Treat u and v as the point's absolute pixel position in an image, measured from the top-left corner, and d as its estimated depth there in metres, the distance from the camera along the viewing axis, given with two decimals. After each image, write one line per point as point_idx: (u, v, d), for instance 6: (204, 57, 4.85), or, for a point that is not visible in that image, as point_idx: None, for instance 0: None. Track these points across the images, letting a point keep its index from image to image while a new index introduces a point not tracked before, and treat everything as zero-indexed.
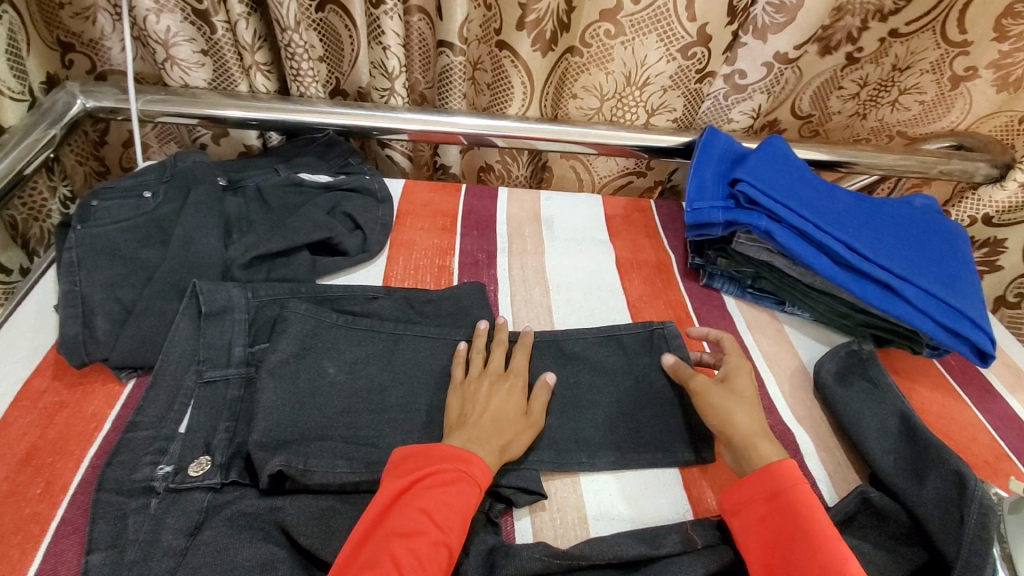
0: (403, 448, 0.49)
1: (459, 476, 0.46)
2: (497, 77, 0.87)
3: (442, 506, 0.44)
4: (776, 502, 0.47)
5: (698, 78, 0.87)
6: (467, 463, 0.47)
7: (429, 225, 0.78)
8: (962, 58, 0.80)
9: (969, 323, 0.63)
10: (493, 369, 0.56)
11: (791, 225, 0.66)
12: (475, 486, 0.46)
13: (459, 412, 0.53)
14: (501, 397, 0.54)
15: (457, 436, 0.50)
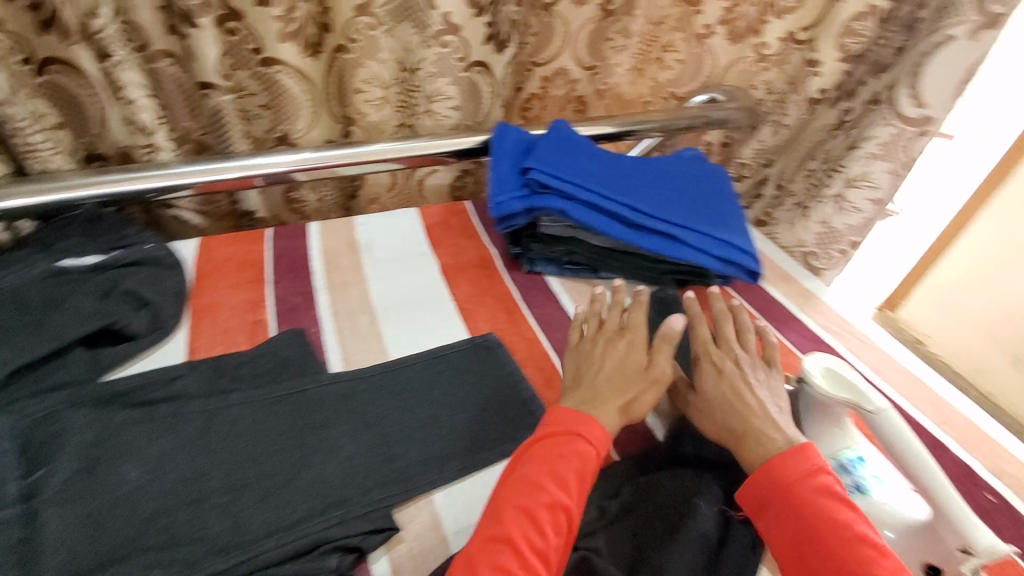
0: (559, 406, 0.55)
1: (571, 439, 0.51)
2: (271, 89, 0.82)
3: (581, 462, 0.50)
4: (791, 495, 0.48)
5: (464, 66, 0.89)
6: (581, 426, 0.52)
7: (234, 280, 0.72)
8: (698, 16, 0.93)
9: (738, 251, 0.73)
10: (608, 329, 0.62)
11: (582, 201, 0.71)
12: (591, 447, 0.51)
13: (574, 373, 0.59)
14: (616, 353, 0.60)
15: (569, 399, 0.56)
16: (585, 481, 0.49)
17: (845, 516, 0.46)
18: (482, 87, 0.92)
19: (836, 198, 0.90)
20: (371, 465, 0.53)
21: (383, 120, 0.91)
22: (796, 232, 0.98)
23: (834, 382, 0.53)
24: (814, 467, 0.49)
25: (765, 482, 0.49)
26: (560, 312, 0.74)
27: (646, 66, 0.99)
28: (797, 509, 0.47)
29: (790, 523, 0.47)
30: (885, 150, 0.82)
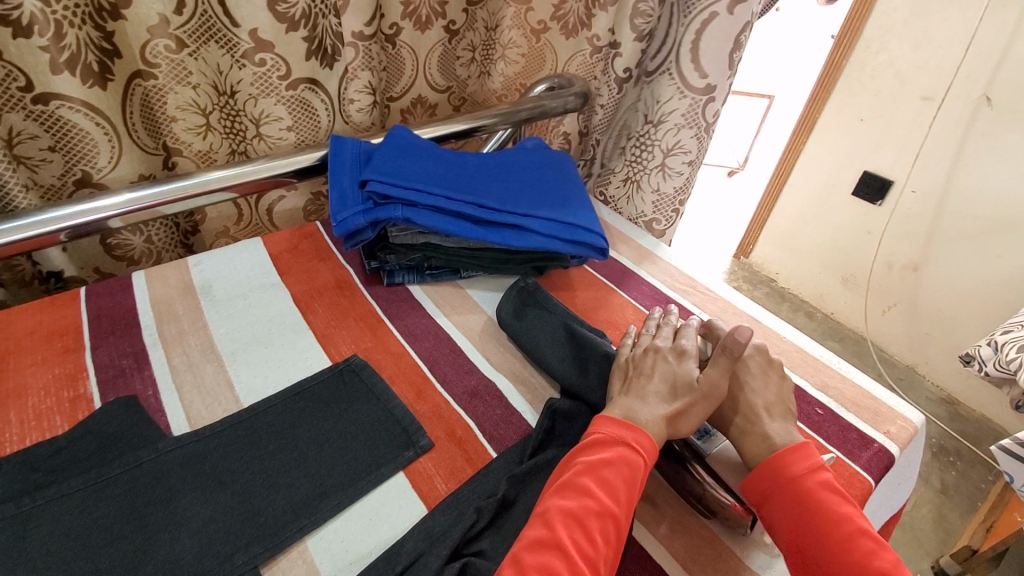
0: (608, 416, 0.55)
1: (615, 450, 0.51)
2: (57, 132, 0.71)
3: (623, 470, 0.50)
4: (792, 486, 0.52)
5: (288, 85, 0.83)
6: (632, 435, 0.52)
7: (41, 354, 0.62)
8: (531, 13, 0.96)
9: (584, 231, 0.76)
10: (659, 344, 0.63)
11: (425, 205, 0.70)
12: (640, 458, 0.51)
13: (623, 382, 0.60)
14: (665, 363, 0.60)
15: (618, 409, 0.56)
16: (631, 492, 0.49)
17: (842, 509, 0.50)
18: (315, 102, 0.87)
19: (659, 166, 1.02)
20: (230, 529, 0.48)
21: (209, 147, 0.85)
22: (634, 203, 1.09)
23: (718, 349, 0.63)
24: (817, 466, 0.53)
25: (771, 478, 0.53)
26: (425, 319, 0.73)
27: (489, 66, 1.04)
28: (797, 498, 0.51)
29: (791, 511, 0.51)
30: (688, 119, 0.95)
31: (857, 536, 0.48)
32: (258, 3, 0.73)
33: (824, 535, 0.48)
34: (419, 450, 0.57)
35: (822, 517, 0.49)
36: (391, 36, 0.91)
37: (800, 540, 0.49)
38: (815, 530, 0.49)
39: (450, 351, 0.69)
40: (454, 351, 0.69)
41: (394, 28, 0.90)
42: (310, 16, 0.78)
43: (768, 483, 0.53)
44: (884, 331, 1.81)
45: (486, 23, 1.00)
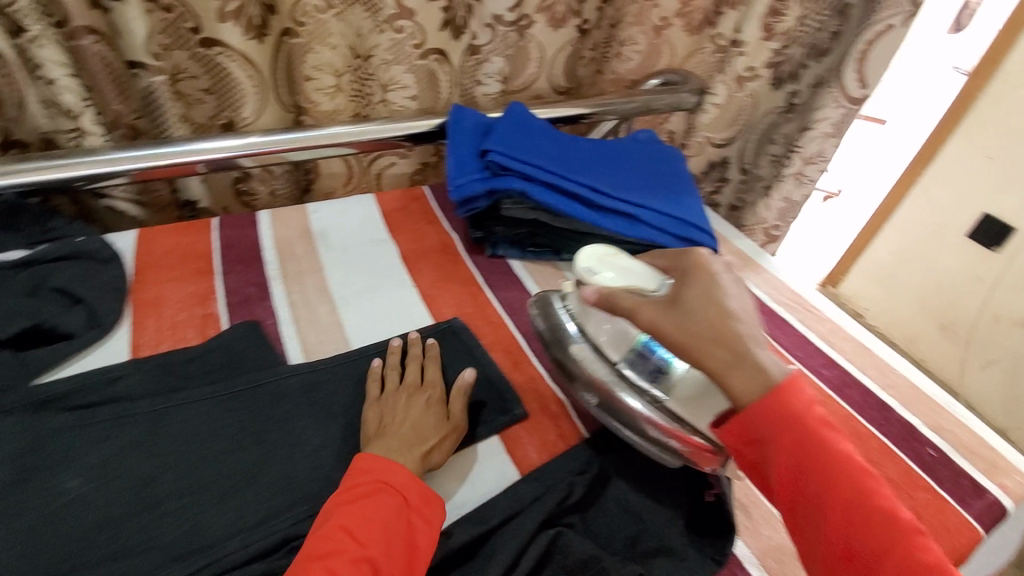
0: (368, 453, 0.48)
1: (379, 492, 0.45)
2: (215, 75, 0.77)
3: (387, 512, 0.44)
4: (807, 432, 0.42)
5: (419, 54, 0.86)
6: (379, 478, 0.46)
7: (178, 273, 0.67)
8: (655, 9, 0.92)
9: (696, 229, 0.75)
10: (410, 383, 0.57)
11: (542, 181, 0.71)
12: (398, 495, 0.45)
13: (379, 422, 0.53)
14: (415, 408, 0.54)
15: (378, 446, 0.50)
16: (414, 534, 0.44)
17: (845, 451, 0.42)
18: (439, 73, 0.90)
19: (796, 175, 1.07)
20: (340, 456, 0.51)
21: (334, 108, 0.87)
22: (758, 209, 1.17)
23: (611, 270, 0.57)
24: (812, 401, 0.43)
25: (778, 420, 0.42)
26: (524, 294, 0.73)
27: (604, 64, 1.03)
28: (815, 448, 0.41)
29: (788, 473, 0.42)
30: (836, 129, 1.01)
31: (857, 507, 0.40)
32: None
33: (833, 482, 0.41)
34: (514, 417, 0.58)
35: (819, 497, 0.41)
36: (523, 28, 0.90)
37: (805, 513, 0.41)
38: (816, 500, 0.41)
39: None
40: None
41: (525, 20, 0.89)
42: None
43: (764, 422, 0.43)
44: (977, 387, 1.68)
45: (612, 20, 0.97)
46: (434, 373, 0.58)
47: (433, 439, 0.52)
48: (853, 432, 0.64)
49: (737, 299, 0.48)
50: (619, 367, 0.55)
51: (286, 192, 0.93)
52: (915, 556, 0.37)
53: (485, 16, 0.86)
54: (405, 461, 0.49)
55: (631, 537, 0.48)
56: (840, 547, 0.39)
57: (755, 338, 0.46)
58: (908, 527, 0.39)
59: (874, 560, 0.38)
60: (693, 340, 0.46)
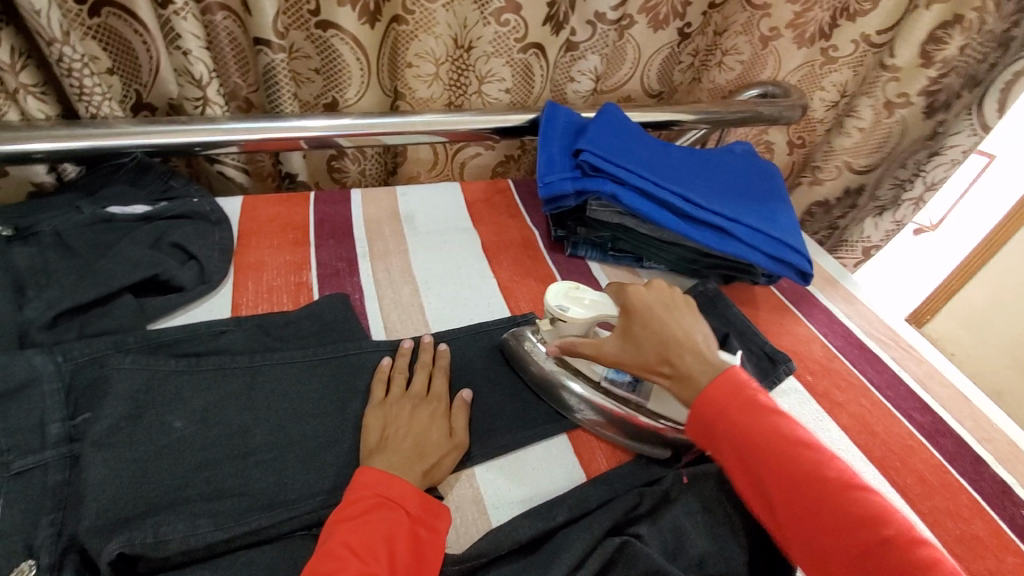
0: (371, 467, 0.46)
1: (381, 505, 0.44)
2: (325, 55, 0.81)
3: (390, 526, 0.43)
4: (741, 410, 0.46)
5: (520, 47, 0.86)
6: (388, 489, 0.45)
7: (277, 241, 0.71)
8: (766, 20, 0.90)
9: (790, 250, 0.72)
10: (416, 391, 0.54)
11: (633, 186, 0.70)
12: (403, 513, 0.44)
13: (380, 435, 0.50)
14: (423, 421, 0.51)
15: (381, 459, 0.47)
16: (421, 546, 0.43)
17: (783, 426, 0.45)
18: (536, 68, 0.90)
19: (915, 202, 1.00)
20: None
21: (430, 96, 0.88)
22: (864, 227, 1.08)
23: (578, 306, 0.56)
24: (744, 383, 0.48)
25: (718, 400, 0.47)
26: None
27: (703, 74, 1.02)
28: (749, 422, 0.46)
29: (734, 449, 0.46)
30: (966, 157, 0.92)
31: (795, 472, 0.43)
32: None
33: (773, 457, 0.44)
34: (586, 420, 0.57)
35: (762, 468, 0.44)
36: (623, 27, 0.89)
37: (753, 485, 0.45)
38: (761, 472, 0.44)
39: None
40: None
41: (627, 19, 0.89)
42: None
43: (709, 412, 0.47)
44: None
45: (717, 28, 0.97)
46: (440, 384, 0.55)
47: (434, 456, 0.49)
48: (943, 483, 0.59)
49: (677, 316, 0.53)
50: (604, 384, 0.57)
51: (374, 176, 0.97)
52: (853, 510, 0.41)
53: (587, 13, 0.85)
54: (409, 476, 0.47)
55: (700, 557, 0.47)
56: (789, 510, 0.43)
57: (697, 353, 0.50)
58: (844, 484, 0.42)
59: (820, 520, 0.41)
60: (644, 368, 0.52)
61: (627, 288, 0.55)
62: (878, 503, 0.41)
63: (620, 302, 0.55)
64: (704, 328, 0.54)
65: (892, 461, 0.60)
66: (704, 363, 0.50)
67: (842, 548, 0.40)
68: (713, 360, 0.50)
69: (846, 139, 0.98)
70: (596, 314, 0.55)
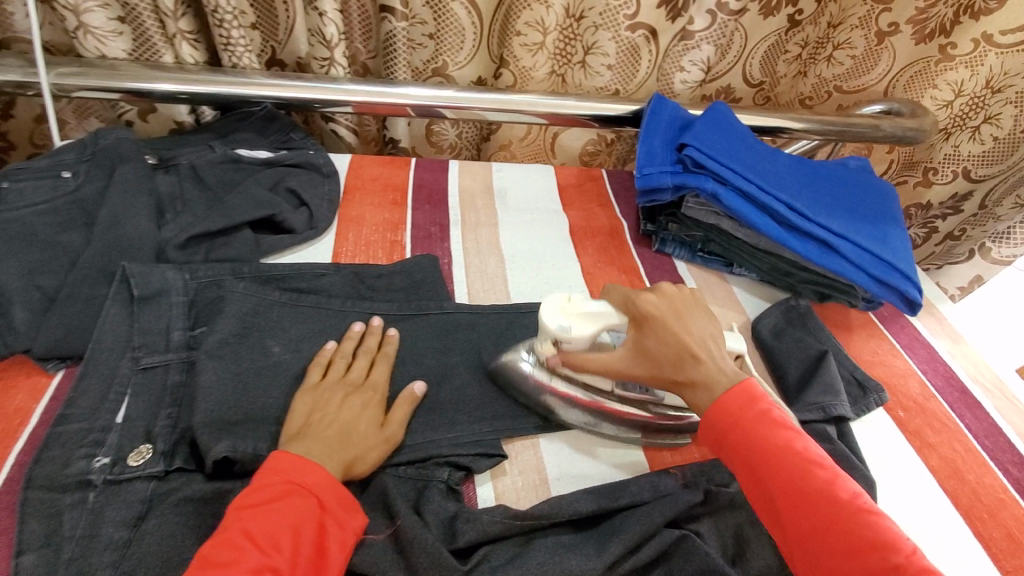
0: (285, 452, 0.44)
1: (290, 493, 0.41)
2: (441, 18, 0.82)
3: (298, 515, 0.40)
4: (756, 422, 0.45)
5: (629, 24, 0.85)
6: (299, 473, 0.42)
7: (378, 199, 0.75)
8: (886, 14, 0.85)
9: (899, 275, 0.67)
10: (352, 378, 0.51)
11: (735, 187, 0.68)
12: (310, 500, 0.41)
13: (304, 421, 0.47)
14: (357, 412, 0.49)
15: (301, 445, 0.45)
16: (327, 539, 0.40)
17: (795, 442, 0.44)
18: (643, 50, 0.89)
19: None
20: (482, 398, 0.54)
21: (533, 65, 0.89)
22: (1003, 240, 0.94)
23: (581, 321, 0.51)
24: (761, 393, 0.47)
25: (731, 408, 0.46)
26: None
27: (809, 67, 0.96)
28: (763, 434, 0.45)
29: (743, 459, 0.45)
30: None
31: (808, 489, 0.42)
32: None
33: (786, 469, 0.43)
34: None
35: (771, 480, 0.43)
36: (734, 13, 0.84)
37: (758, 499, 0.44)
38: (770, 485, 0.43)
39: None
40: None
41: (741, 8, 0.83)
42: None
43: (719, 418, 0.46)
44: None
45: (831, 19, 0.89)
46: (381, 372, 0.53)
47: (359, 448, 0.47)
48: None
49: (691, 321, 0.52)
50: (616, 391, 0.54)
51: (468, 151, 1.00)
52: (864, 532, 0.39)
53: (708, 2, 0.83)
54: (332, 466, 0.44)
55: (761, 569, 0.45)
56: (796, 528, 0.41)
57: (707, 359, 0.49)
58: (858, 508, 0.41)
59: (828, 542, 0.40)
60: (658, 372, 0.50)
61: (637, 295, 0.52)
62: (893, 531, 0.39)
63: (629, 313, 0.52)
64: (717, 330, 0.53)
65: (979, 512, 0.55)
66: (720, 372, 0.48)
67: (845, 565, 0.39)
68: (728, 368, 0.49)
69: (977, 146, 0.90)
70: (601, 325, 0.51)
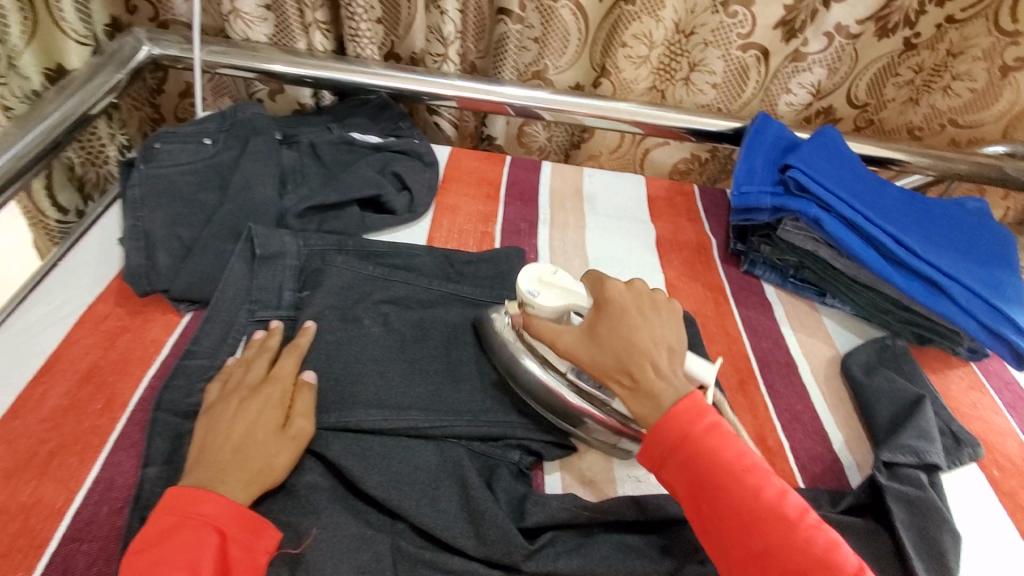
0: (176, 485, 0.40)
1: (182, 525, 0.38)
2: (548, 18, 0.83)
3: (194, 550, 0.37)
4: (705, 440, 0.43)
5: (743, 44, 0.83)
6: (192, 504, 0.39)
7: (473, 191, 0.78)
8: (1013, 48, 0.79)
9: (1013, 325, 0.62)
10: (249, 383, 0.48)
11: (839, 214, 0.66)
12: (209, 531, 0.38)
13: (198, 447, 0.44)
14: (259, 411, 0.46)
15: (198, 470, 0.41)
16: (232, 566, 0.38)
17: (741, 459, 0.42)
18: (752, 71, 0.87)
19: None
20: None
21: (635, 78, 0.88)
22: None
23: (551, 293, 0.51)
24: (706, 406, 0.44)
25: (680, 424, 0.43)
26: (771, 322, 0.69)
27: (922, 96, 0.90)
28: (713, 451, 0.42)
29: (690, 478, 0.42)
30: None
31: (756, 509, 0.40)
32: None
33: (734, 490, 0.41)
34: None
35: (719, 501, 0.41)
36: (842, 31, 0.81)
37: (702, 520, 0.42)
38: (717, 506, 0.41)
39: (787, 364, 0.65)
40: (791, 367, 0.65)
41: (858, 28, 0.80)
42: None
43: (663, 436, 0.44)
44: None
45: (953, 47, 0.85)
46: (286, 364, 0.50)
47: (262, 457, 0.43)
48: None
49: (652, 327, 0.48)
50: (568, 376, 0.51)
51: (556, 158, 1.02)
52: (813, 551, 0.38)
53: (826, 25, 0.81)
54: (235, 492, 0.41)
55: None
56: (744, 550, 0.40)
57: (661, 363, 0.46)
58: (804, 526, 0.40)
59: (775, 564, 0.38)
60: (603, 370, 0.47)
61: (607, 281, 0.51)
62: (836, 547, 0.39)
63: (597, 295, 0.50)
64: (680, 342, 0.48)
65: None
66: (669, 386, 0.45)
67: None
68: (679, 383, 0.46)
69: None
70: (568, 303, 0.50)
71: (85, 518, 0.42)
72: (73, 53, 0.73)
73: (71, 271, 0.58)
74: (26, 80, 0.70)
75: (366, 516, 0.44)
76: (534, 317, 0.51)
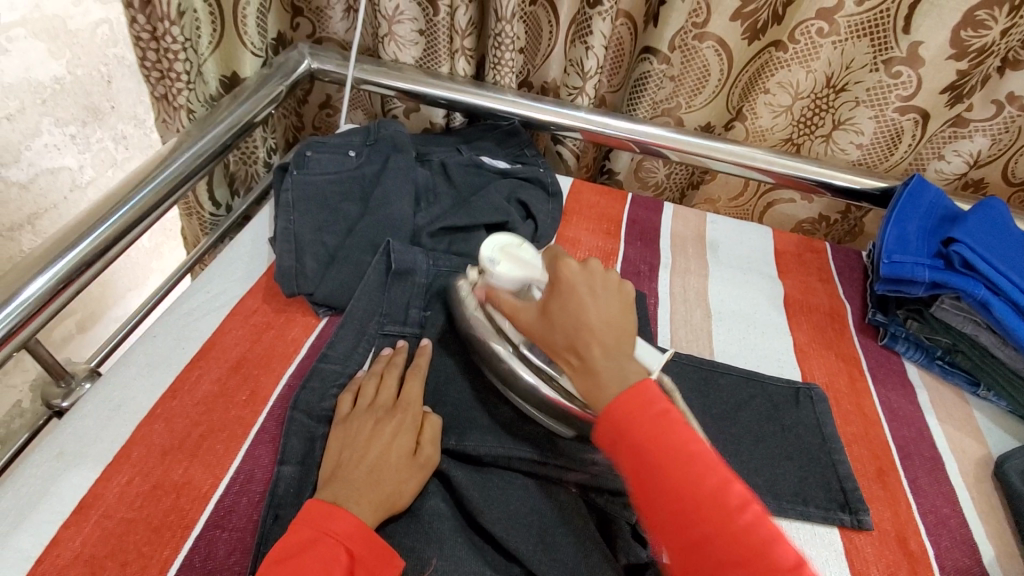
0: (313, 500, 0.42)
1: (318, 541, 0.39)
2: (690, 61, 0.81)
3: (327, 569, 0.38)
4: (653, 425, 0.40)
5: (901, 105, 0.78)
6: (328, 522, 0.40)
7: (594, 226, 0.78)
8: None
9: None
10: (381, 404, 0.49)
11: (1011, 300, 0.59)
12: (341, 551, 0.39)
13: (336, 462, 0.45)
14: (393, 431, 0.46)
15: (332, 489, 0.42)
16: None
17: (682, 443, 0.40)
18: (906, 135, 0.81)
19: None
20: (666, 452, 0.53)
21: (771, 127, 0.85)
22: None
23: (510, 261, 0.54)
24: (655, 391, 0.42)
25: (630, 409, 0.41)
26: (913, 407, 0.63)
27: None
28: (660, 437, 0.40)
29: (636, 466, 0.40)
30: None
31: (698, 497, 0.38)
32: (937, 62, 0.73)
33: (678, 476, 0.38)
34: (859, 521, 0.52)
35: (662, 489, 0.39)
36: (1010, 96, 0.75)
37: (643, 505, 0.40)
38: (661, 495, 0.39)
39: (932, 459, 0.58)
40: (936, 462, 0.58)
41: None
42: (983, 53, 0.71)
43: (612, 421, 0.41)
44: None
45: None
46: (413, 388, 0.50)
47: (394, 485, 0.43)
48: None
49: (604, 306, 0.47)
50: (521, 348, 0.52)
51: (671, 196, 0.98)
52: (753, 538, 0.36)
53: (998, 92, 0.75)
54: (365, 513, 0.41)
55: None
56: (682, 535, 0.38)
57: (605, 345, 0.45)
58: (747, 517, 0.37)
59: (713, 554, 0.36)
60: (555, 343, 0.47)
61: (561, 260, 0.50)
62: (780, 537, 0.36)
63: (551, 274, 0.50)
64: (631, 326, 0.48)
65: None
66: (615, 368, 0.44)
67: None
68: (628, 373, 0.44)
69: None
70: (526, 274, 0.53)
71: (227, 504, 0.44)
72: (248, 63, 0.79)
73: (226, 264, 0.63)
74: (206, 85, 0.78)
75: (482, 552, 0.44)
76: (495, 287, 0.53)
